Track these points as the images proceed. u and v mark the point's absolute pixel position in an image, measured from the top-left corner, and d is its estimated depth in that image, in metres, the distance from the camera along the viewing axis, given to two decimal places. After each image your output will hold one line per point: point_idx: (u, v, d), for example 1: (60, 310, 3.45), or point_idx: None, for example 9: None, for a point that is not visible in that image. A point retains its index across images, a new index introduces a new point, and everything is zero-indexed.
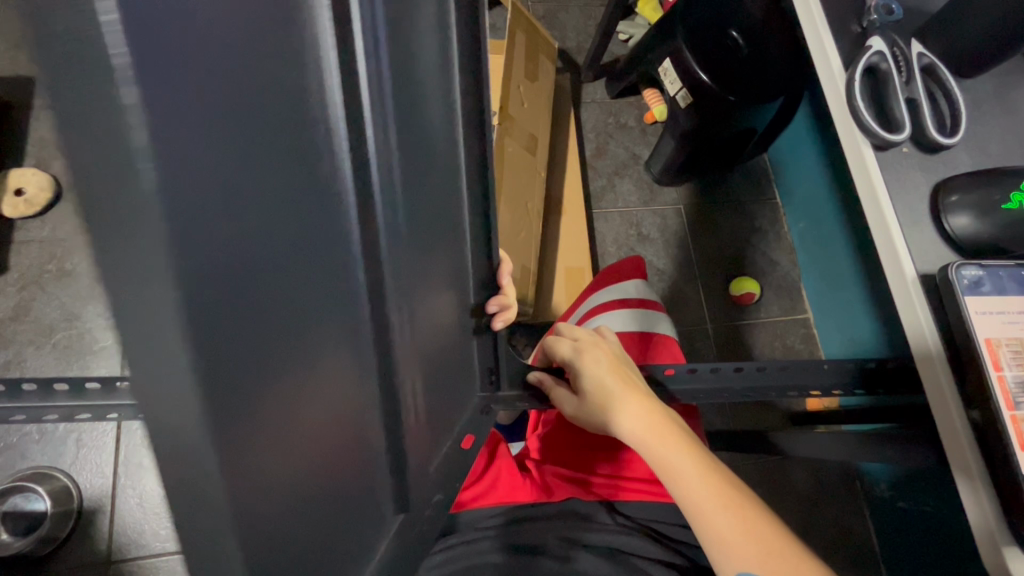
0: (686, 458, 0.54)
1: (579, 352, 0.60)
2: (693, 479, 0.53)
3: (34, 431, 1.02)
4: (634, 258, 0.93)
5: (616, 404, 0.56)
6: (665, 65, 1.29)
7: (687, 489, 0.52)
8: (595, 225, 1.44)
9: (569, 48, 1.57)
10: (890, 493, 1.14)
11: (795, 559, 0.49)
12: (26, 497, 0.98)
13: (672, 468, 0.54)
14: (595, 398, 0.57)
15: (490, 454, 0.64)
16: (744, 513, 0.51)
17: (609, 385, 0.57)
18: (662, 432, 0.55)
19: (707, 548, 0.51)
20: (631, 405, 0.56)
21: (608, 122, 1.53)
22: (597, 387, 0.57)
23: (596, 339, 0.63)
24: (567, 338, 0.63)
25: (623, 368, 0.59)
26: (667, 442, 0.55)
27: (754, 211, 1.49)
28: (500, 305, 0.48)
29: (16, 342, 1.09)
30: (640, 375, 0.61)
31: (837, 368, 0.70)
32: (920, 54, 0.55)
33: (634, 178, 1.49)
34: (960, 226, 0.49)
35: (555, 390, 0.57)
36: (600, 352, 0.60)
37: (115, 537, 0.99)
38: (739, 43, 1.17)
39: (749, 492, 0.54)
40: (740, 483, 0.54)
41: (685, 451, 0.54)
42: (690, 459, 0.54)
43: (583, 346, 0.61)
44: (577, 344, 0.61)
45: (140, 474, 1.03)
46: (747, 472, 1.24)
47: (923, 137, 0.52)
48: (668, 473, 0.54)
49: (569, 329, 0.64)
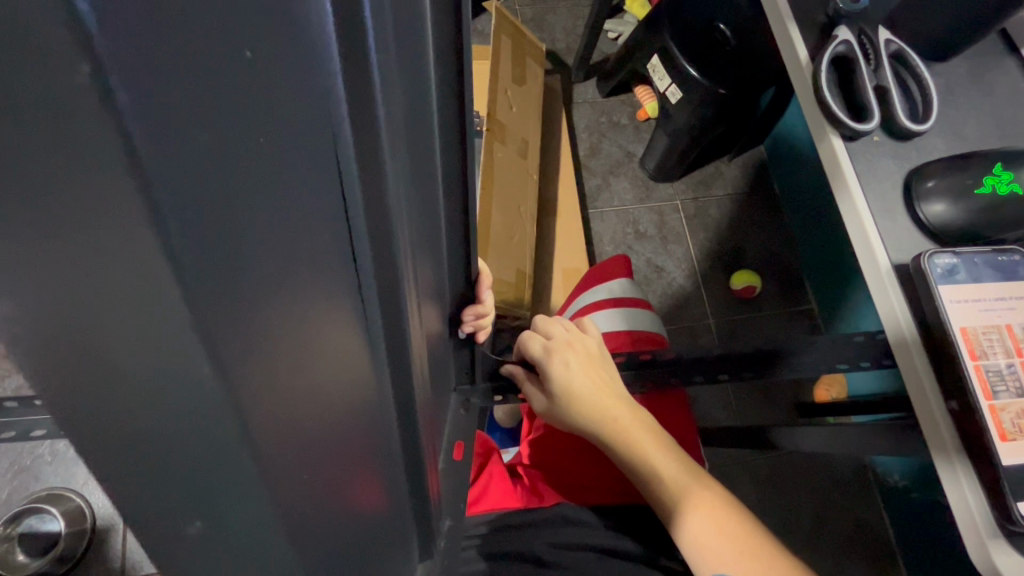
0: (660, 459, 0.54)
1: (550, 352, 0.59)
2: (666, 481, 0.53)
3: (47, 452, 1.07)
4: (622, 257, 0.93)
5: (588, 406, 0.56)
6: (654, 62, 1.29)
7: (661, 491, 0.54)
8: (591, 225, 1.43)
9: (558, 49, 1.57)
10: (905, 484, 1.12)
11: (767, 555, 0.50)
12: (42, 518, 1.01)
13: (647, 472, 0.54)
14: (563, 400, 0.56)
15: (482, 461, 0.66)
16: (716, 512, 0.52)
17: (579, 386, 0.57)
18: (634, 434, 0.55)
19: (683, 548, 0.52)
20: (604, 407, 0.56)
21: (600, 121, 1.53)
22: (565, 390, 0.56)
23: (571, 335, 0.61)
24: (541, 335, 0.62)
25: (595, 367, 0.59)
26: (642, 445, 0.55)
27: (752, 203, 1.47)
28: (473, 316, 0.51)
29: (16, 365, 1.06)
30: (615, 372, 0.61)
31: (845, 341, 0.67)
32: (888, 41, 0.54)
33: (630, 176, 1.48)
34: (934, 212, 0.48)
35: (526, 385, 0.59)
36: (573, 352, 0.59)
37: (127, 555, 1.02)
38: (727, 35, 1.15)
39: (723, 490, 0.54)
40: (713, 481, 0.55)
41: (660, 453, 0.55)
42: (665, 461, 0.54)
43: (555, 345, 0.59)
44: (548, 343, 0.60)
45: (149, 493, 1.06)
46: (756, 468, 1.22)
47: (894, 124, 0.52)
48: (644, 476, 0.54)
49: (545, 323, 0.63)
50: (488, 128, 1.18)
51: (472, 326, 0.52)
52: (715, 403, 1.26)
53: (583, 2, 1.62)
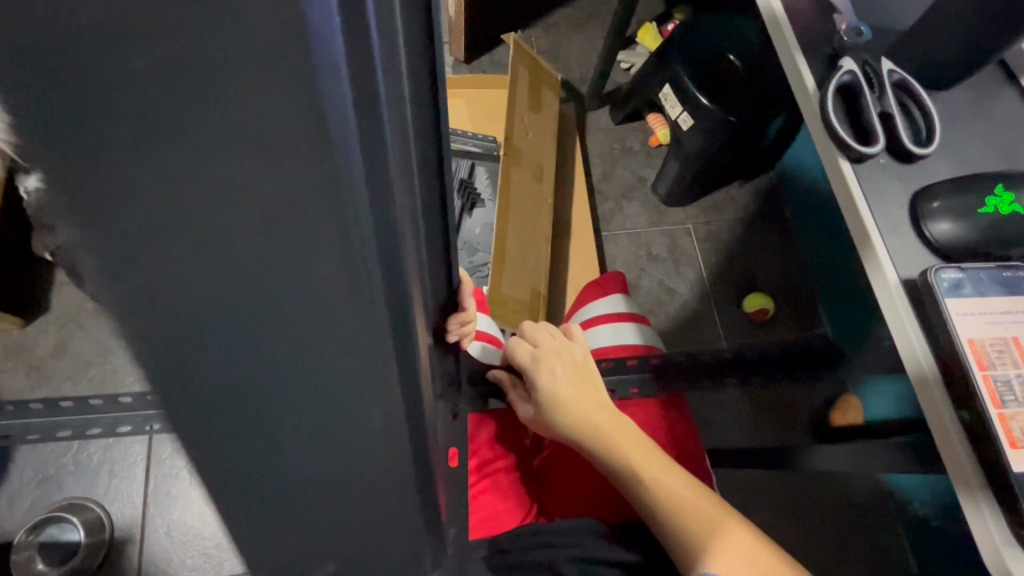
0: (643, 460, 0.56)
1: (536, 361, 0.61)
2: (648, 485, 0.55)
3: (70, 463, 1.12)
4: (614, 272, 0.95)
5: (570, 413, 0.58)
6: (665, 91, 1.33)
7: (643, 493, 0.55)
8: (604, 247, 1.46)
9: (572, 78, 1.62)
10: (925, 511, 1.10)
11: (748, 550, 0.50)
12: (62, 528, 1.05)
13: (628, 475, 0.56)
14: (548, 407, 0.59)
15: (478, 471, 0.70)
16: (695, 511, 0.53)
17: (563, 392, 0.59)
18: (618, 440, 0.57)
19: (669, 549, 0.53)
20: (587, 412, 0.58)
21: (613, 147, 1.56)
22: (552, 398, 0.59)
23: (557, 344, 0.64)
24: (528, 343, 0.64)
25: (581, 377, 0.62)
26: (623, 446, 0.57)
27: (762, 227, 1.50)
28: (456, 324, 0.52)
29: (56, 378, 1.17)
30: (600, 382, 0.64)
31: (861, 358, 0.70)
32: (891, 71, 0.57)
33: (642, 201, 1.51)
34: (940, 230, 0.50)
35: (510, 392, 0.65)
36: (558, 361, 0.62)
37: (145, 566, 1.07)
38: (737, 65, 1.22)
39: (703, 491, 0.55)
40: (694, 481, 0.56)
41: (640, 455, 0.57)
42: (650, 465, 0.56)
43: (542, 355, 0.62)
44: (535, 352, 0.62)
45: (168, 505, 1.11)
46: (773, 493, 1.21)
47: (899, 148, 0.54)
48: (625, 479, 0.56)
49: (531, 331, 0.65)
50: (506, 153, 1.22)
51: (454, 334, 0.53)
52: (729, 425, 1.26)
53: (596, 33, 1.69)
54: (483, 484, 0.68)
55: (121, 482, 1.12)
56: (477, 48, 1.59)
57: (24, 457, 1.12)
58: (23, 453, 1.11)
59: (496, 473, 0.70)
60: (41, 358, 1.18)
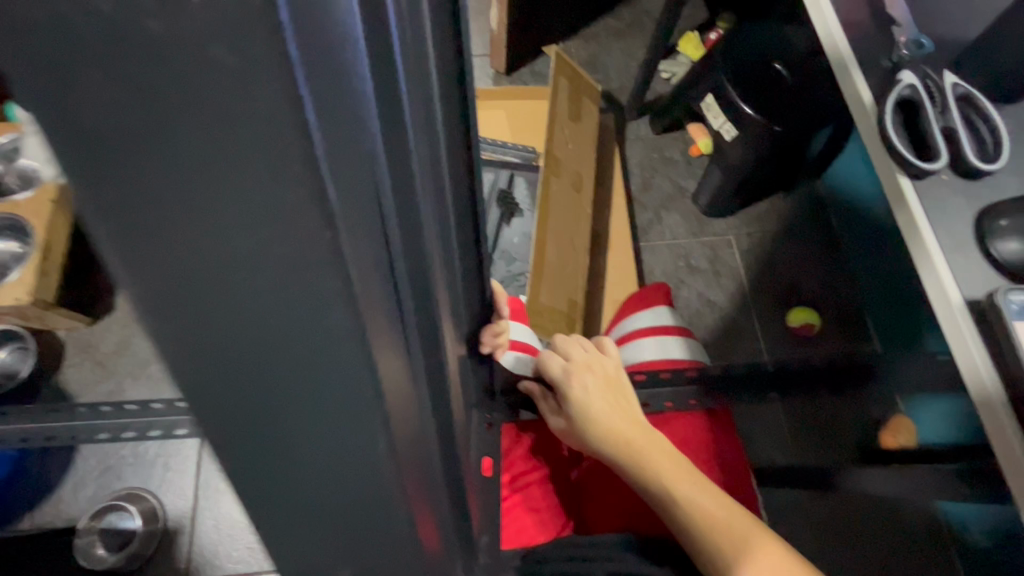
0: (678, 479, 0.55)
1: (568, 374, 0.61)
2: (684, 505, 0.53)
3: (130, 454, 1.19)
4: (659, 284, 0.94)
5: (603, 427, 0.58)
6: (709, 100, 1.30)
7: (678, 513, 0.53)
8: (642, 257, 1.44)
9: (612, 88, 1.62)
10: (986, 543, 1.03)
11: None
12: (119, 516, 1.12)
13: (662, 493, 0.55)
14: (580, 421, 0.59)
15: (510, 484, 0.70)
16: (733, 534, 0.51)
17: (595, 407, 0.59)
18: (649, 456, 0.56)
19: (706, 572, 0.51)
20: (620, 427, 0.58)
21: (652, 157, 1.55)
22: (584, 411, 0.59)
23: (590, 357, 0.63)
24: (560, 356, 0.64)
25: (615, 391, 0.61)
26: (657, 463, 0.56)
27: (808, 238, 1.45)
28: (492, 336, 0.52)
29: (118, 374, 1.25)
30: (635, 396, 0.63)
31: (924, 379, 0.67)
32: (955, 85, 0.55)
33: (682, 211, 1.50)
34: (1009, 251, 0.48)
35: (541, 404, 0.64)
36: (590, 375, 0.61)
37: (194, 557, 1.12)
38: (784, 73, 1.19)
39: (743, 512, 0.53)
40: (734, 502, 0.54)
41: (675, 473, 0.55)
42: (683, 484, 0.55)
43: (574, 368, 0.62)
44: (567, 365, 0.62)
45: (216, 499, 1.16)
46: (819, 514, 1.16)
47: (962, 164, 0.52)
48: (659, 497, 0.55)
49: (564, 344, 0.65)
50: (545, 163, 1.23)
51: (489, 346, 0.53)
52: (774, 441, 1.22)
53: (637, 43, 1.68)
54: (514, 499, 0.68)
55: (174, 475, 1.18)
56: (518, 60, 1.61)
57: (88, 449, 1.19)
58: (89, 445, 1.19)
59: (528, 487, 0.70)
60: (106, 354, 1.26)
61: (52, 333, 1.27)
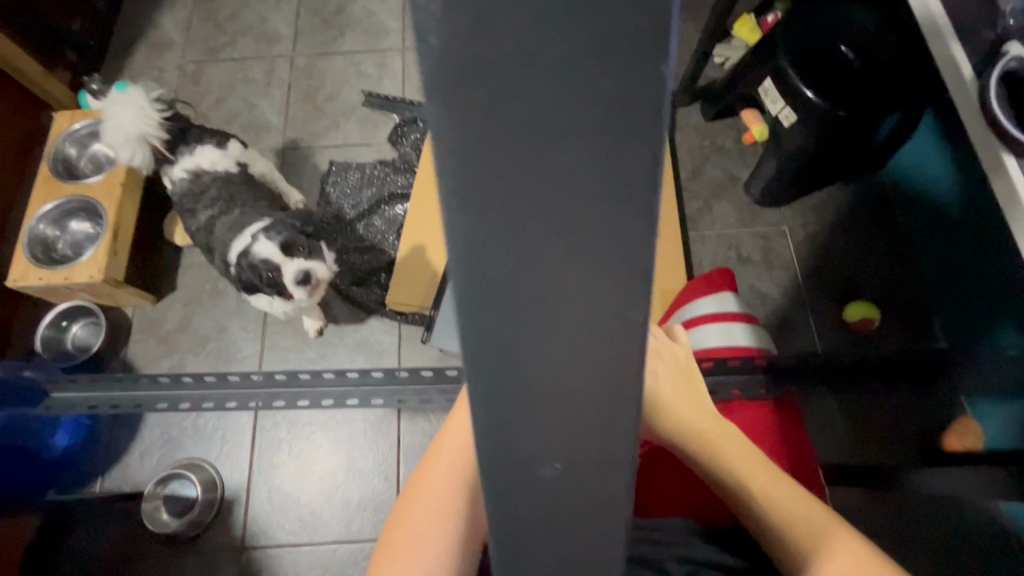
0: (752, 471, 0.54)
1: (637, 361, 0.60)
2: (758, 496, 0.52)
3: (191, 426, 1.25)
4: (721, 270, 0.91)
5: (674, 416, 0.57)
6: (767, 85, 1.25)
7: (752, 504, 0.52)
8: (691, 248, 1.41)
9: (662, 74, 1.58)
10: None
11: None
12: (182, 484, 1.18)
13: (735, 483, 0.54)
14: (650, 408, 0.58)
15: None
16: (813, 529, 0.49)
17: (666, 395, 0.58)
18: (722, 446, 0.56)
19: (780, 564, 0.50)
20: (692, 417, 0.57)
21: (704, 145, 1.51)
22: (655, 400, 0.58)
23: (660, 345, 0.62)
24: None
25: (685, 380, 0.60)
26: (730, 454, 0.55)
27: (870, 230, 1.39)
28: None
29: (180, 350, 1.31)
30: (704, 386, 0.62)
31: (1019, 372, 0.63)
32: None
33: (733, 201, 1.45)
34: None
35: None
36: (660, 363, 0.60)
37: (248, 526, 1.17)
38: (850, 56, 1.14)
39: (821, 508, 0.52)
40: (810, 497, 0.53)
41: (749, 465, 0.54)
42: (757, 478, 0.53)
43: (644, 355, 0.60)
44: None
45: (270, 472, 1.21)
46: (873, 516, 1.12)
47: None
48: (732, 488, 0.54)
49: None
50: None
51: None
52: (826, 438, 1.18)
53: (690, 27, 1.63)
54: None
55: (231, 448, 1.24)
56: None
57: (152, 421, 1.26)
58: (152, 416, 1.26)
59: None
60: (168, 331, 1.33)
61: (120, 310, 1.34)
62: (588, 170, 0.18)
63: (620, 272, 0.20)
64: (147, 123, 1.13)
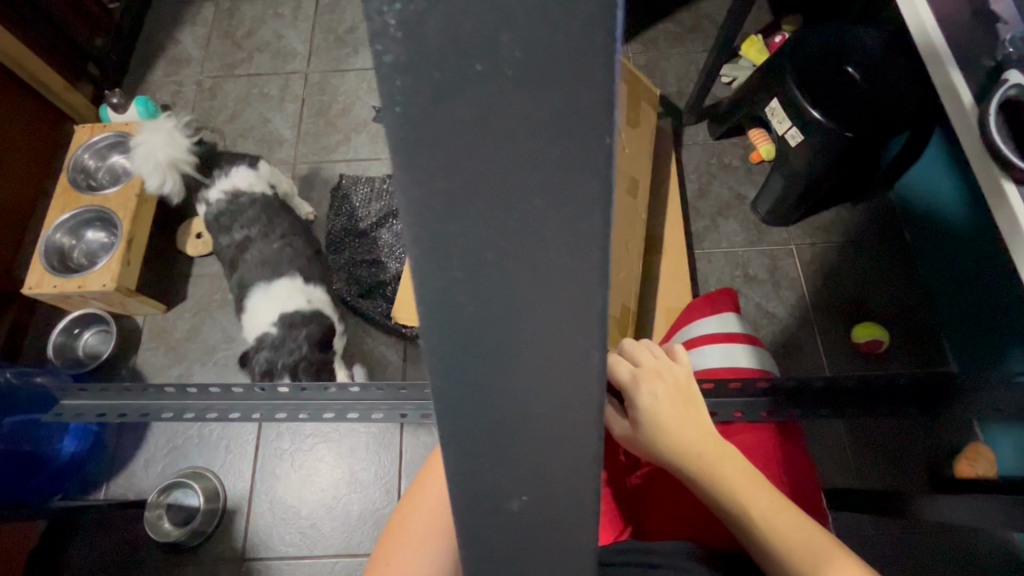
0: (749, 495, 0.53)
1: (636, 381, 0.59)
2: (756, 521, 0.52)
3: (196, 435, 1.26)
4: (725, 291, 0.92)
5: (671, 437, 0.57)
6: (773, 105, 1.25)
7: (749, 528, 0.52)
8: (696, 266, 1.41)
9: (669, 93, 1.60)
10: None
11: None
12: (185, 493, 1.19)
13: (733, 507, 0.53)
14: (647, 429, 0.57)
15: None
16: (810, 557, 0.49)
17: (663, 416, 0.57)
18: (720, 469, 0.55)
19: None
20: (690, 438, 0.57)
21: (710, 163, 1.51)
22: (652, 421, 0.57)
23: (659, 364, 0.61)
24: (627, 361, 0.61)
25: (684, 401, 0.59)
26: (728, 477, 0.54)
27: (878, 250, 1.38)
28: None
29: (188, 359, 1.32)
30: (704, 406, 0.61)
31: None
32: None
33: (739, 219, 1.45)
34: None
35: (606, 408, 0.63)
36: (660, 383, 0.59)
37: (249, 537, 1.17)
38: (857, 78, 1.15)
39: (819, 533, 0.51)
40: (809, 522, 0.52)
41: (747, 489, 0.54)
42: (756, 503, 0.53)
43: (642, 375, 0.59)
44: (636, 371, 0.60)
45: (273, 483, 1.22)
46: (882, 543, 1.09)
47: None
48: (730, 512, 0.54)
49: (632, 349, 0.63)
50: None
51: None
52: (833, 461, 1.16)
53: (697, 47, 1.65)
54: None
55: (235, 458, 1.24)
56: None
57: (158, 429, 1.27)
58: (158, 425, 1.26)
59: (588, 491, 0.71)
60: (177, 339, 1.35)
61: (131, 318, 1.36)
62: (558, 197, 0.20)
63: (585, 288, 0.22)
64: (176, 151, 1.17)
